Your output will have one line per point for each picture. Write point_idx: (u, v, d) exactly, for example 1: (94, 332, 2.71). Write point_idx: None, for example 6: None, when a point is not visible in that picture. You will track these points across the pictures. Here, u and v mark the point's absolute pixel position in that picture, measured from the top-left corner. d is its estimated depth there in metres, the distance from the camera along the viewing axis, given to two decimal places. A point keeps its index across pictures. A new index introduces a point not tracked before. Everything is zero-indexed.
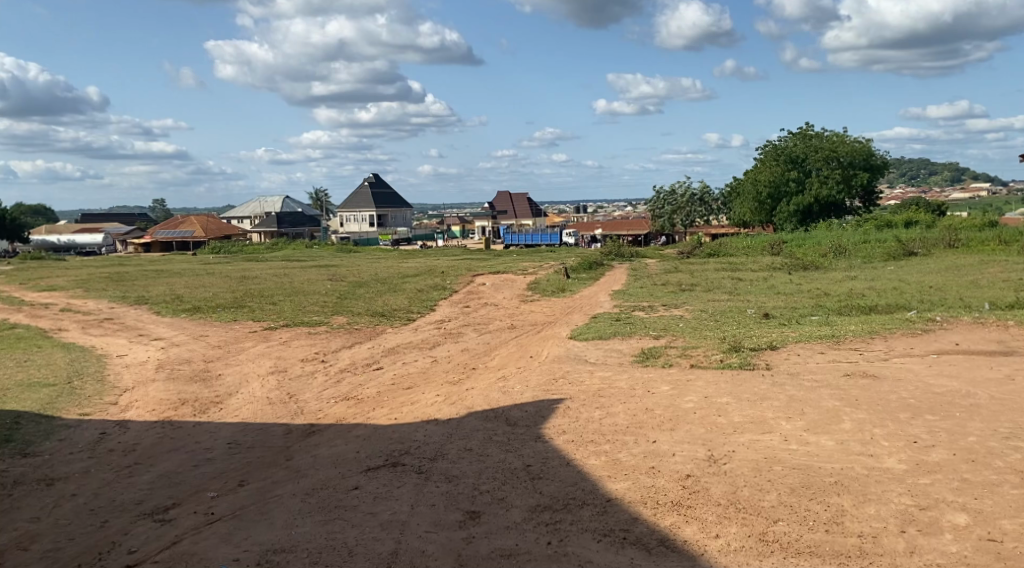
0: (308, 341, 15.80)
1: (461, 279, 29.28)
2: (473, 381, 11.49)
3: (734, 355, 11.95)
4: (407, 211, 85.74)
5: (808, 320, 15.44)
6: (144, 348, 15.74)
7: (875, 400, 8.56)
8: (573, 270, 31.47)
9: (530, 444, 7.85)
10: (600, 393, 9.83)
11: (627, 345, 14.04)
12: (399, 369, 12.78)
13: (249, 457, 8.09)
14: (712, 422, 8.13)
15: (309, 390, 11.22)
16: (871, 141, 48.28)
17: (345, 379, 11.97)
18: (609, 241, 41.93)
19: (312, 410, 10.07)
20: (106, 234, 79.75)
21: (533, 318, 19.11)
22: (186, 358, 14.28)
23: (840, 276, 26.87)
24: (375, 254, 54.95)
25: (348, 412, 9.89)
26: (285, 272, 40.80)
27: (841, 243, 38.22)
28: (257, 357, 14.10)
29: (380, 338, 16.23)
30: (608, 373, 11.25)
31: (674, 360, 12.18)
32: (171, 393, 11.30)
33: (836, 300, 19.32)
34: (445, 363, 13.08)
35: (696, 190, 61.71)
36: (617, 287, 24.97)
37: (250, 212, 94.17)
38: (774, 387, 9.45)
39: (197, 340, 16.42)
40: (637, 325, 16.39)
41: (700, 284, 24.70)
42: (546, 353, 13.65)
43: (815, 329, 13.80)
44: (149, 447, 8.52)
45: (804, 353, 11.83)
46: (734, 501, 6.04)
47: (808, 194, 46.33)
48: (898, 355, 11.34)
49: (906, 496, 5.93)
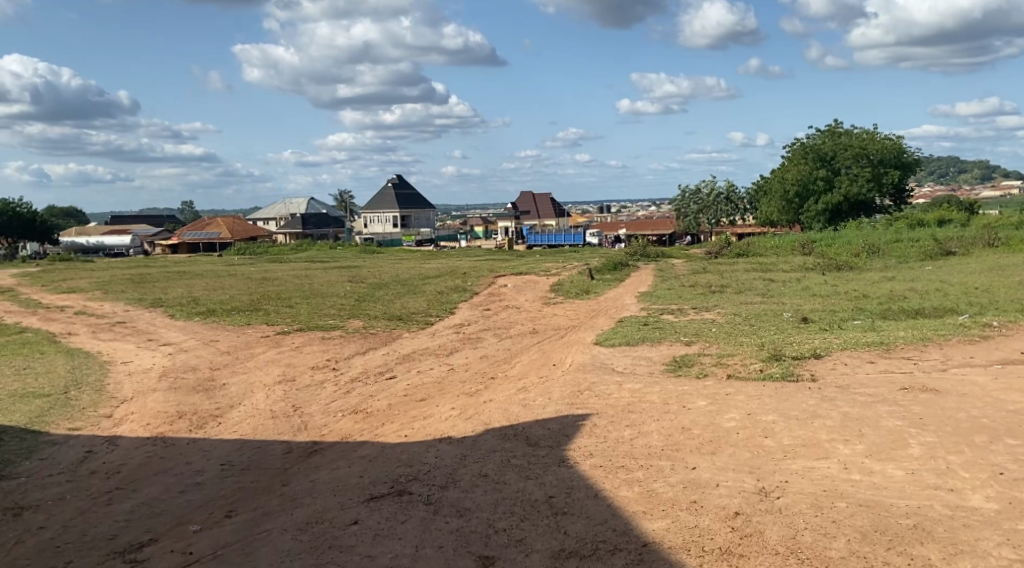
0: (320, 347, 15.03)
1: (483, 280, 28.47)
2: (492, 393, 10.64)
3: (775, 364, 11.01)
4: (431, 212, 85.21)
5: (849, 324, 14.43)
6: (150, 354, 15.08)
7: (943, 420, 7.59)
8: (598, 271, 30.54)
9: (553, 470, 6.99)
10: (631, 409, 8.95)
11: (657, 352, 13.12)
12: (413, 377, 11.97)
13: (242, 482, 7.31)
14: (759, 445, 7.23)
15: (316, 402, 10.44)
16: (903, 137, 46.92)
17: (355, 390, 11.18)
18: (635, 241, 40.99)
19: (316, 425, 9.29)
20: (133, 236, 80.13)
21: (556, 321, 18.24)
22: (192, 365, 13.58)
23: (875, 277, 25.69)
24: (398, 255, 54.46)
25: (355, 428, 9.09)
26: (306, 274, 40.20)
27: (873, 242, 36.91)
28: (265, 365, 13.37)
29: (396, 344, 15.43)
30: (637, 384, 10.35)
31: (710, 369, 11.26)
32: (169, 404, 10.57)
33: (876, 304, 18.23)
34: (462, 372, 12.26)
35: (723, 190, 60.30)
36: (644, 289, 24.00)
37: (275, 213, 94.36)
38: (827, 402, 8.52)
39: (206, 346, 15.71)
40: (666, 329, 15.46)
41: (730, 286, 23.66)
42: (571, 360, 12.77)
43: (860, 335, 12.79)
44: (136, 468, 7.77)
45: (852, 362, 10.84)
46: (794, 549, 5.17)
47: (837, 192, 45.01)
48: (957, 365, 10.33)
49: (1006, 548, 5.02)
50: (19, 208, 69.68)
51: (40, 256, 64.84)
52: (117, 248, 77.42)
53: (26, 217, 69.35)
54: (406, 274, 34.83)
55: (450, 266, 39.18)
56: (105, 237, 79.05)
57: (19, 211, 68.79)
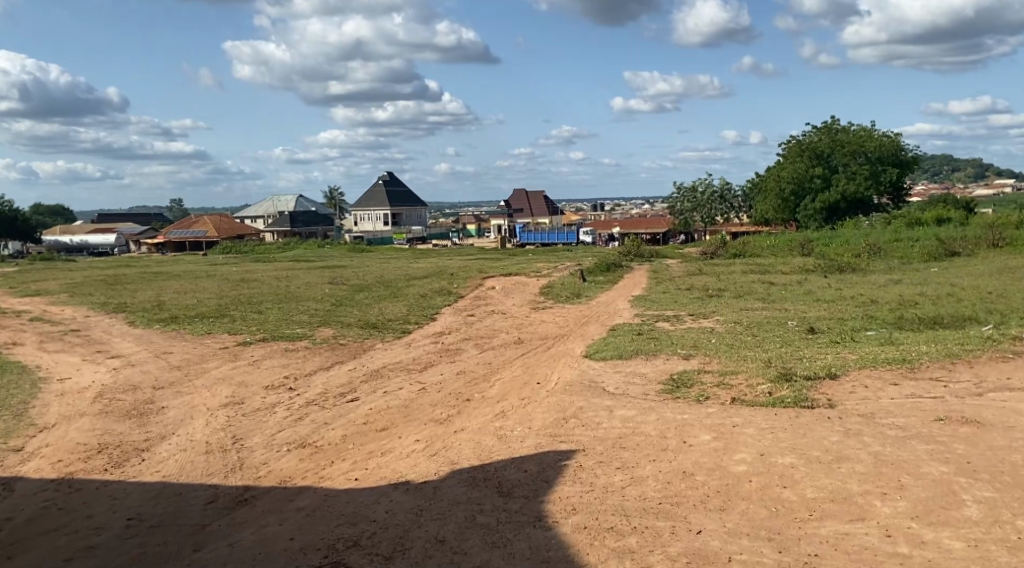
0: (282, 362, 13.67)
1: (468, 283, 27.18)
2: (465, 420, 9.31)
3: (785, 387, 9.70)
4: (423, 210, 83.66)
5: (864, 336, 13.16)
6: (94, 368, 13.71)
7: (999, 465, 6.31)
8: (590, 272, 29.23)
9: (525, 535, 5.70)
10: (622, 444, 7.62)
11: (652, 368, 11.78)
12: (379, 400, 10.63)
13: (146, 546, 5.99)
14: (778, 499, 5.93)
15: (261, 433, 9.10)
16: (900, 136, 45.87)
17: (308, 417, 9.82)
18: (628, 240, 39.74)
19: (253, 464, 7.94)
20: (118, 234, 78.52)
21: (543, 329, 16.90)
22: (135, 383, 12.21)
23: (881, 281, 24.48)
24: (387, 254, 53.09)
25: (298, 468, 7.75)
26: (287, 274, 38.84)
27: (873, 242, 35.82)
28: (215, 384, 12.00)
29: (366, 358, 14.08)
30: (631, 410, 9.00)
31: (711, 392, 9.94)
32: (92, 434, 9.20)
33: (888, 310, 17.00)
34: (435, 393, 10.90)
35: (717, 187, 59.15)
36: (638, 293, 22.69)
37: (264, 211, 92.73)
38: (854, 439, 7.21)
39: (157, 360, 14.31)
40: (662, 340, 14.13)
41: (728, 289, 22.40)
42: (556, 378, 11.43)
43: (878, 350, 11.53)
44: (23, 524, 6.44)
45: (873, 385, 9.53)
46: None
47: (834, 190, 43.85)
48: (996, 389, 9.01)
49: None
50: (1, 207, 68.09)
51: (21, 255, 63.40)
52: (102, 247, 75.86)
53: (7, 214, 68.05)
54: (391, 275, 33.51)
55: (437, 266, 37.94)
56: (90, 236, 77.45)
57: None
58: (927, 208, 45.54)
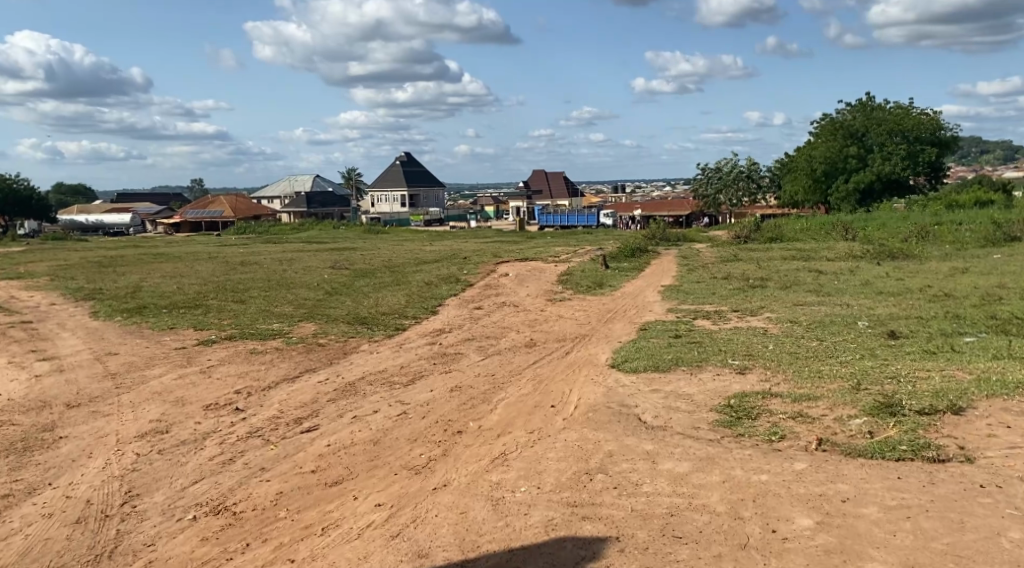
0: (239, 370, 11.13)
1: (481, 269, 24.47)
2: (451, 469, 6.74)
3: (893, 427, 7.02)
4: (441, 191, 81.27)
5: (962, 345, 10.39)
6: (12, 376, 11.19)
7: None
8: (613, 258, 26.46)
9: None
10: (678, 533, 5.09)
11: (700, 387, 9.10)
12: (341, 430, 8.07)
13: None
14: None
15: (166, 486, 6.58)
16: (940, 113, 42.53)
17: (242, 458, 7.25)
18: (653, 223, 37.06)
19: (130, 550, 5.43)
20: (133, 213, 76.69)
21: (563, 327, 14.36)
22: (47, 399, 9.70)
23: (943, 270, 21.52)
24: (403, 236, 50.45)
25: (189, 562, 5.26)
26: (290, 258, 36.15)
27: (919, 225, 32.80)
28: (144, 402, 9.47)
29: (343, 365, 11.52)
30: (684, 462, 6.39)
31: (787, 429, 7.30)
32: None
33: (970, 308, 14.22)
34: (417, 420, 8.32)
35: (743, 167, 56.43)
36: (668, 282, 19.97)
37: (280, 191, 90.77)
38: None
39: (92, 365, 11.76)
40: (706, 345, 11.42)
41: (771, 279, 19.64)
42: (576, 400, 8.82)
43: (995, 366, 8.82)
44: None
45: (1018, 425, 6.87)
46: None
47: (869, 170, 40.67)
48: None
49: None
50: (15, 185, 66.55)
51: (32, 233, 61.51)
52: (117, 227, 73.76)
53: (22, 193, 66.44)
54: (398, 260, 30.94)
55: (451, 250, 35.19)
56: (104, 216, 75.30)
57: (16, 187, 65.95)
58: (963, 192, 40.24)
